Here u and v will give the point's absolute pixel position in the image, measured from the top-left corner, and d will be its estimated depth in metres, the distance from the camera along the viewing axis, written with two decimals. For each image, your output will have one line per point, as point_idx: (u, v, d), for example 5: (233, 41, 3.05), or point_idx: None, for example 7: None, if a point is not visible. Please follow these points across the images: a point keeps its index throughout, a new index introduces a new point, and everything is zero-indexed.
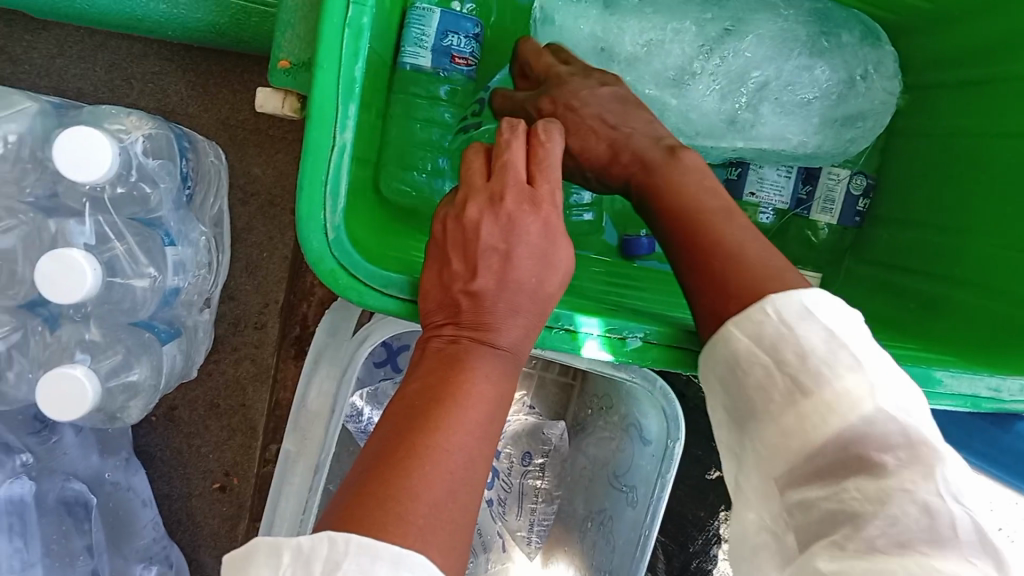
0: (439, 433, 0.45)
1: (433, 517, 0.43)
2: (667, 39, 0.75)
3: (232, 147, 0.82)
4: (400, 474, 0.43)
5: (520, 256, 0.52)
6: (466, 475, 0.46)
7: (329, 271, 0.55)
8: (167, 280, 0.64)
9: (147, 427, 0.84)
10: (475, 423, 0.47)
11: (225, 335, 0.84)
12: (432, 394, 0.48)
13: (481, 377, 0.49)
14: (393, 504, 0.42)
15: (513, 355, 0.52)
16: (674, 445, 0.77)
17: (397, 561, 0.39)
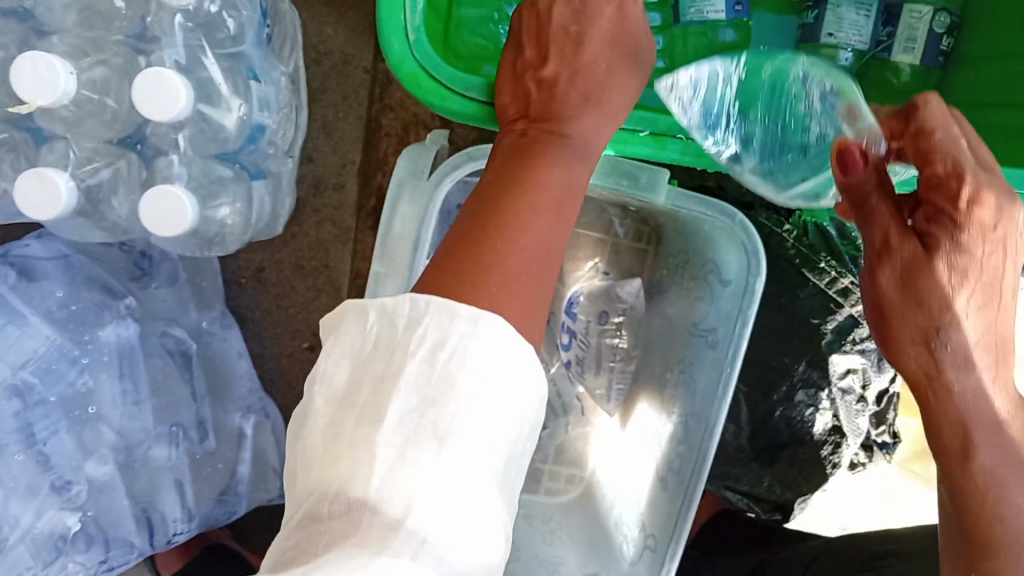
0: (516, 212, 0.46)
1: (508, 287, 0.43)
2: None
3: (305, 9, 0.82)
4: (475, 243, 0.44)
5: (592, 40, 0.54)
6: (541, 254, 0.46)
7: (411, 72, 0.56)
8: (253, 113, 0.66)
9: (238, 288, 0.88)
10: (552, 207, 0.48)
11: (307, 197, 0.86)
12: (514, 178, 0.49)
13: (558, 168, 0.50)
14: (476, 274, 0.43)
15: (585, 146, 0.52)
16: (756, 281, 0.77)
17: (475, 318, 0.40)
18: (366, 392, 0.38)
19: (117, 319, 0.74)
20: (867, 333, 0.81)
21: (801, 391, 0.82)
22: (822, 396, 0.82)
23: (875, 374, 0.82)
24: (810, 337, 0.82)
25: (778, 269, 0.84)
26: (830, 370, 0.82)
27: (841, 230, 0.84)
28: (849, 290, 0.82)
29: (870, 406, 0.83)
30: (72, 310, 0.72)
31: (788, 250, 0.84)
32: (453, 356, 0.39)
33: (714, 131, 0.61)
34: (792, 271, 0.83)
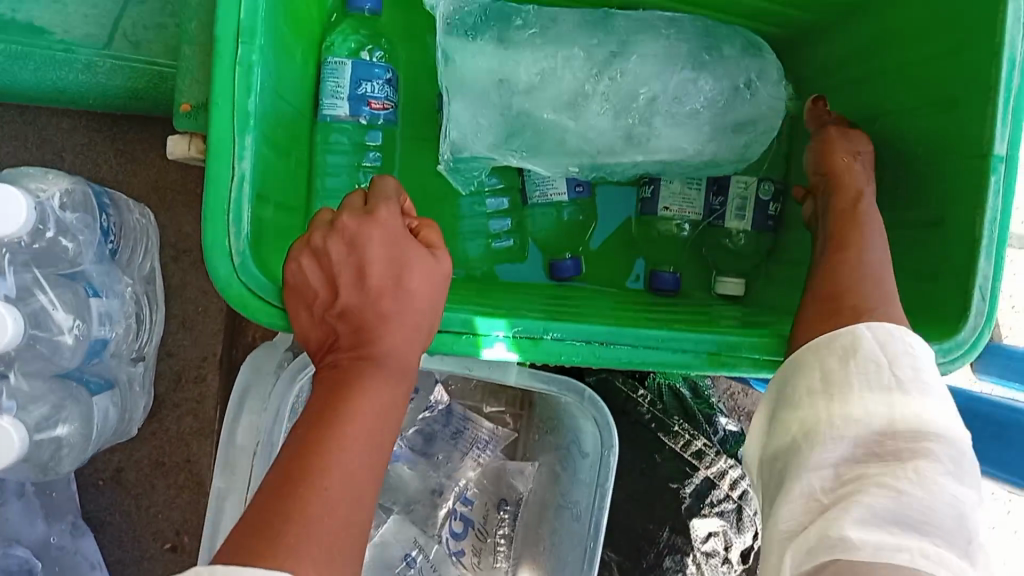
0: (324, 459, 0.47)
1: (306, 537, 0.44)
2: (556, 62, 0.79)
3: (164, 209, 0.84)
4: (280, 501, 0.46)
5: (409, 275, 0.55)
6: (351, 492, 0.48)
7: (238, 295, 0.57)
8: (92, 330, 0.66)
9: (94, 492, 0.85)
10: (355, 452, 0.49)
11: (167, 392, 0.85)
12: (318, 425, 0.49)
13: (371, 383, 0.51)
14: (276, 530, 0.44)
15: (398, 370, 0.53)
16: (609, 455, 0.78)
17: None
18: None
19: None
20: (725, 494, 0.84)
21: (668, 558, 0.82)
22: (686, 562, 0.82)
23: (736, 536, 0.83)
24: (671, 503, 0.83)
25: (636, 434, 0.87)
26: (693, 535, 0.82)
27: (693, 391, 0.90)
28: (703, 451, 0.85)
29: (735, 568, 0.83)
30: None
31: (644, 415, 0.87)
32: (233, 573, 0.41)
33: (542, 332, 0.62)
34: (651, 438, 0.86)
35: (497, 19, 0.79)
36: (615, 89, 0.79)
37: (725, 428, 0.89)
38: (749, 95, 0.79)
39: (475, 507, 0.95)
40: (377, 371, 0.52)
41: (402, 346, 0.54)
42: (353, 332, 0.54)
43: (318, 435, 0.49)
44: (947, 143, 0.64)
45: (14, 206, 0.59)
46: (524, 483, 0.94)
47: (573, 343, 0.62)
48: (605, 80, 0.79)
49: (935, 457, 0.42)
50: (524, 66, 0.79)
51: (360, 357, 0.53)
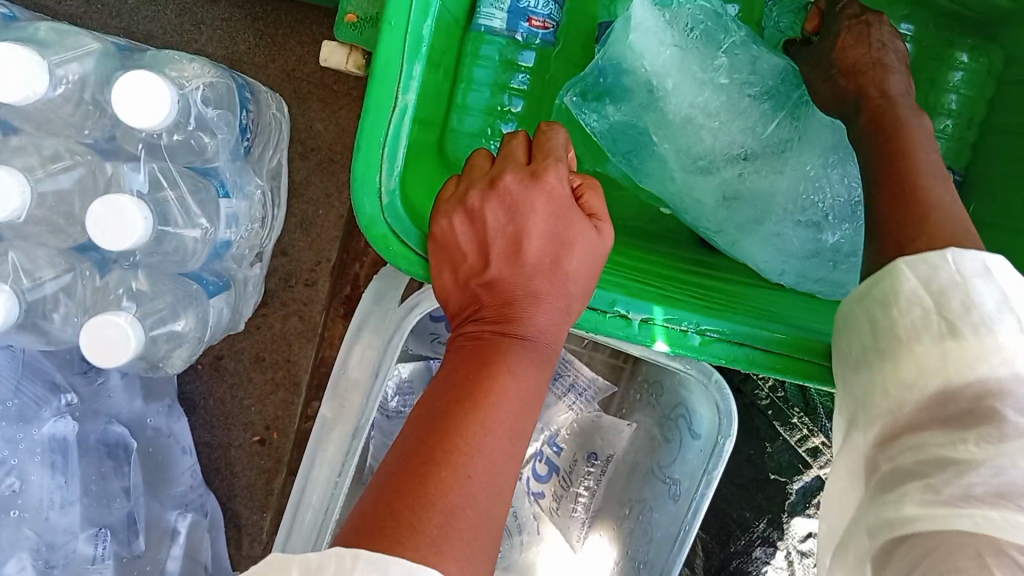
0: (466, 442, 0.43)
1: (448, 531, 0.41)
2: (715, 129, 0.70)
3: (296, 100, 0.79)
4: (415, 483, 0.42)
5: (571, 256, 0.50)
6: (488, 478, 0.44)
7: (381, 235, 0.53)
8: (219, 232, 0.63)
9: (192, 374, 0.85)
10: (500, 438, 0.45)
11: (276, 290, 0.83)
12: (457, 400, 0.45)
13: (517, 362, 0.47)
14: (420, 516, 0.41)
15: (544, 350, 0.49)
16: (724, 443, 0.74)
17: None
18: None
19: (56, 414, 0.71)
20: None
21: (759, 548, 0.81)
22: (779, 555, 0.80)
23: None
24: (774, 495, 0.80)
25: (750, 419, 0.82)
26: (790, 533, 0.80)
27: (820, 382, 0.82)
28: (818, 451, 0.81)
29: None
30: (9, 407, 0.69)
31: (762, 400, 0.81)
32: None
33: (694, 324, 0.57)
34: (764, 425, 0.81)
35: (699, 40, 0.69)
36: (747, 184, 0.70)
37: None
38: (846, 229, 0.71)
39: (563, 454, 0.92)
40: (523, 351, 0.48)
41: (549, 327, 0.49)
42: (501, 305, 0.49)
43: (461, 410, 0.45)
44: None
45: (158, 95, 0.54)
46: (620, 441, 0.91)
47: (725, 341, 0.57)
48: (746, 167, 0.70)
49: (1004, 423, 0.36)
50: (682, 93, 0.68)
51: (508, 333, 0.48)
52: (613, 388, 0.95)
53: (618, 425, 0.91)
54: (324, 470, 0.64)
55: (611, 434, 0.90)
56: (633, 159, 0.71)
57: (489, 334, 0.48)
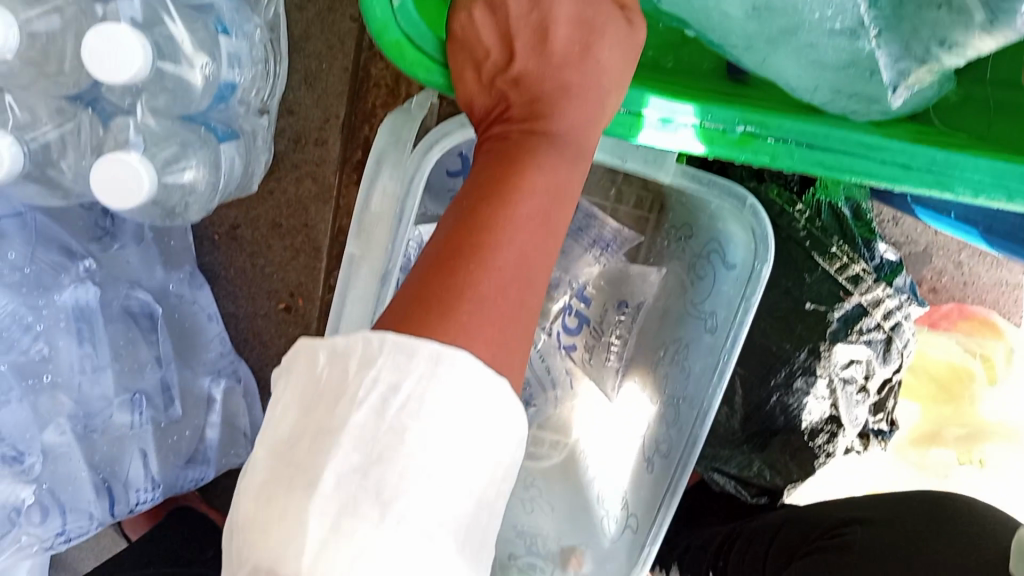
0: (496, 231, 0.41)
1: (477, 316, 0.39)
2: None
3: None
4: (442, 273, 0.40)
5: (603, 44, 0.47)
6: (520, 270, 0.41)
7: (393, 43, 0.49)
8: (222, 71, 0.60)
9: (210, 245, 0.83)
10: (533, 228, 0.42)
11: (286, 152, 0.80)
12: (487, 190, 0.43)
13: (546, 156, 0.45)
14: (451, 301, 0.39)
15: (575, 146, 0.46)
16: (761, 269, 0.72)
17: (437, 357, 0.36)
18: (326, 408, 0.36)
19: (76, 282, 0.69)
20: (876, 324, 0.77)
21: (800, 380, 0.79)
22: (821, 385, 0.78)
23: (879, 366, 0.79)
24: (815, 325, 0.78)
25: (787, 251, 0.79)
26: (833, 360, 0.78)
27: (855, 211, 0.80)
28: (860, 278, 0.78)
29: (870, 396, 0.80)
30: (27, 274, 0.67)
31: (798, 231, 0.79)
32: (409, 404, 0.36)
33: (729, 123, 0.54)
34: (803, 256, 0.78)
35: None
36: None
37: (882, 256, 0.80)
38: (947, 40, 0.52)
39: (592, 308, 0.90)
40: (553, 144, 0.45)
41: (582, 121, 0.47)
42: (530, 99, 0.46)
43: (490, 200, 0.43)
44: None
45: None
46: (649, 289, 0.89)
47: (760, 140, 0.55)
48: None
49: None
50: None
51: (538, 127, 0.46)
52: (638, 240, 0.90)
53: (646, 273, 0.89)
54: (354, 311, 0.63)
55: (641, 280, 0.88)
56: None
57: (517, 130, 0.46)
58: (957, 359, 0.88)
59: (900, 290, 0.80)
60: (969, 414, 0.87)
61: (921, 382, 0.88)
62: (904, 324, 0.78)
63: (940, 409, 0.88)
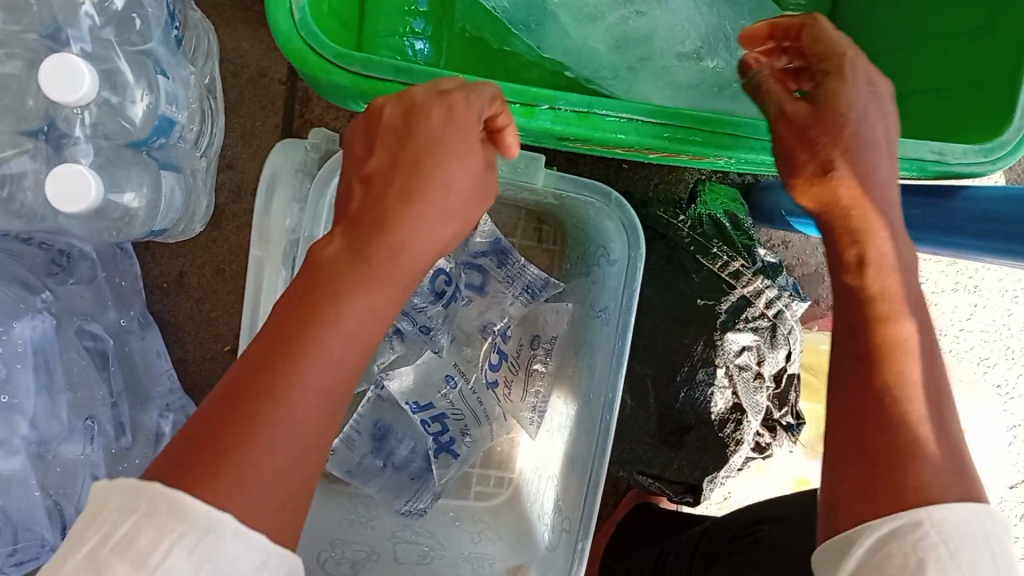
0: (308, 352, 0.42)
1: (281, 478, 0.40)
2: None
3: (222, 25, 0.88)
4: (241, 418, 0.40)
5: (459, 103, 0.51)
6: (330, 404, 0.43)
7: (297, 49, 0.61)
8: (162, 104, 0.71)
9: (159, 294, 0.90)
10: (350, 357, 0.44)
11: (226, 203, 0.90)
12: (319, 293, 0.44)
13: (359, 287, 0.44)
14: (233, 458, 0.39)
15: (405, 282, 0.48)
16: (636, 255, 0.83)
17: (182, 515, 0.37)
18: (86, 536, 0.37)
19: (34, 312, 0.76)
20: (760, 312, 0.87)
21: (702, 370, 0.86)
22: (721, 374, 0.85)
23: (769, 352, 0.86)
24: (706, 317, 0.86)
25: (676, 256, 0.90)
26: (726, 348, 0.85)
27: (733, 223, 0.93)
28: (740, 272, 0.88)
29: (766, 383, 0.87)
30: None
31: (684, 239, 0.90)
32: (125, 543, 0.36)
33: (587, 106, 0.65)
34: (687, 258, 0.89)
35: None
36: (630, 25, 0.84)
37: (764, 259, 0.91)
38: (738, 83, 0.85)
39: (511, 342, 0.98)
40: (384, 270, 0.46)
41: (422, 247, 0.48)
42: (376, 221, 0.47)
43: (333, 280, 0.44)
44: None
45: None
46: (558, 322, 0.97)
47: (617, 119, 0.66)
48: (628, 13, 0.84)
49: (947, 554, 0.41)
50: None
51: (360, 254, 0.46)
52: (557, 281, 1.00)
53: (556, 308, 0.97)
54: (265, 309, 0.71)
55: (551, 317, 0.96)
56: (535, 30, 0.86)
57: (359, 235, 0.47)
58: None
59: (782, 285, 0.90)
60: None
61: (820, 379, 0.97)
62: (785, 311, 0.87)
63: None
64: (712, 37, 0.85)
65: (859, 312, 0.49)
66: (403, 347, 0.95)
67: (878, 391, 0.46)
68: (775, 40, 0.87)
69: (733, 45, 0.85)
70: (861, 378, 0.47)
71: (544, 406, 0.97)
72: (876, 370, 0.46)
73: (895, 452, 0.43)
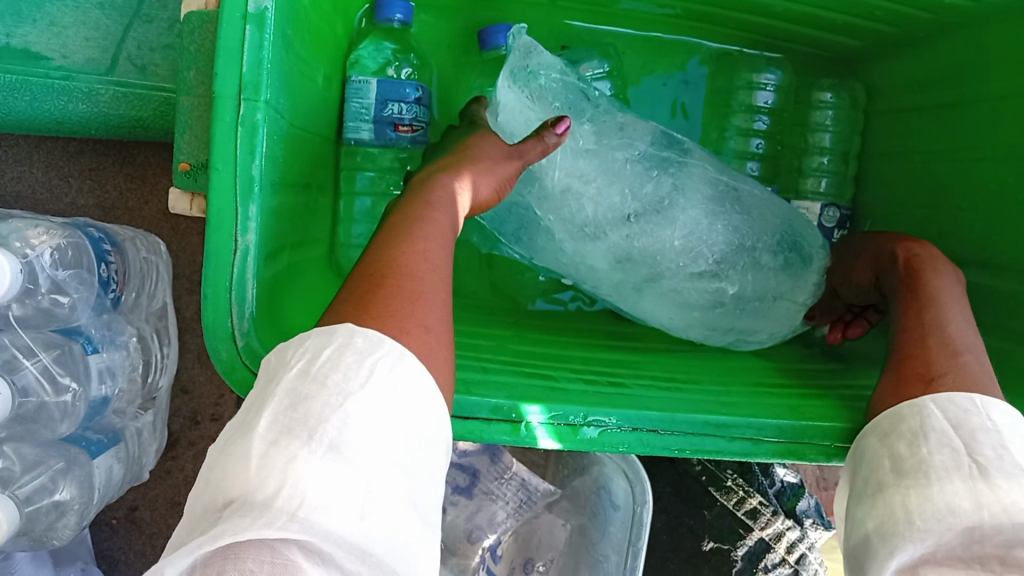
0: (423, 229, 0.46)
1: (414, 308, 0.40)
2: (594, 196, 0.71)
3: (176, 238, 0.78)
4: (388, 253, 0.43)
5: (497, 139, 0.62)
6: (434, 276, 0.43)
7: (244, 379, 0.51)
8: (91, 391, 0.62)
9: (107, 530, 0.81)
10: (442, 259, 0.45)
11: (182, 430, 0.81)
12: (415, 212, 0.48)
13: (446, 193, 0.52)
14: (382, 284, 0.41)
15: (470, 175, 0.55)
16: (642, 511, 0.74)
17: (353, 333, 0.37)
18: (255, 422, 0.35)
19: None
20: (780, 558, 0.79)
21: None
22: None
23: None
24: (721, 564, 0.78)
25: (686, 486, 0.80)
26: None
27: None
28: (757, 510, 0.79)
29: None
30: None
31: (694, 467, 0.80)
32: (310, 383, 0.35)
33: (583, 417, 0.55)
34: (700, 492, 0.80)
35: (564, 110, 0.72)
36: (635, 246, 0.72)
37: (782, 480, 0.82)
38: (759, 305, 0.74)
39: (501, 564, 0.88)
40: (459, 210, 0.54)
41: (496, 177, 0.58)
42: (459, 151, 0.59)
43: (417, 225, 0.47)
44: (1014, 195, 0.66)
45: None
46: (555, 542, 0.89)
47: (621, 430, 0.56)
48: (632, 231, 0.71)
49: (940, 463, 0.41)
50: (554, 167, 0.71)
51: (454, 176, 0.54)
52: (556, 492, 0.91)
53: (552, 525, 0.89)
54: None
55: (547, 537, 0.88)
56: (520, 234, 0.76)
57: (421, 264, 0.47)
58: None
59: (803, 514, 0.81)
60: None
61: None
62: (808, 554, 0.79)
63: None
64: (730, 256, 0.73)
65: (915, 319, 0.54)
66: None
67: (925, 385, 0.47)
68: (802, 244, 0.75)
69: (753, 264, 0.73)
70: (892, 355, 0.52)
71: None
72: (925, 333, 0.52)
73: (919, 375, 0.48)
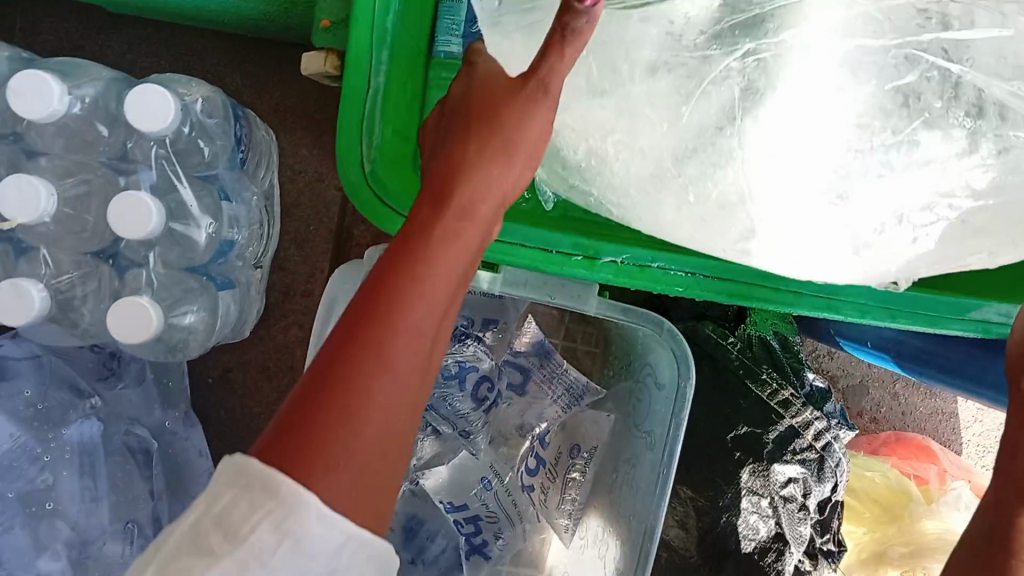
0: (405, 299, 0.41)
1: (379, 417, 0.38)
2: (633, 56, 0.55)
3: (282, 131, 0.89)
4: (364, 333, 0.40)
5: (504, 118, 0.51)
6: (409, 374, 0.41)
7: (366, 200, 0.62)
8: (222, 231, 0.71)
9: (205, 388, 0.91)
10: (429, 330, 0.42)
11: (276, 304, 0.91)
12: (395, 280, 0.42)
13: (484, 170, 0.50)
14: (368, 335, 0.40)
15: (501, 155, 0.50)
16: (684, 386, 0.81)
17: (289, 489, 0.34)
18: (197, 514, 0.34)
19: (82, 416, 0.78)
20: (807, 444, 0.86)
21: (745, 498, 0.85)
22: (763, 502, 0.85)
23: (815, 484, 0.85)
24: (752, 444, 0.85)
25: (724, 378, 0.89)
26: (771, 478, 0.85)
27: (783, 344, 0.92)
28: (788, 400, 0.87)
29: (811, 515, 0.85)
30: (39, 408, 0.77)
31: (732, 360, 0.89)
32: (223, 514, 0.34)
33: (650, 260, 0.65)
34: (737, 382, 0.88)
35: None
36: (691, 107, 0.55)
37: (812, 383, 0.91)
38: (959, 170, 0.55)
39: (549, 449, 0.97)
40: (494, 201, 0.50)
41: (530, 141, 0.51)
42: (479, 118, 0.51)
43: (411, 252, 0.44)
44: None
45: (162, 102, 0.63)
46: (600, 433, 0.97)
47: (678, 271, 0.66)
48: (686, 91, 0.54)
49: None
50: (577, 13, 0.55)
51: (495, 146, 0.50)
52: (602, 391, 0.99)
53: (597, 418, 0.97)
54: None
55: (591, 426, 0.96)
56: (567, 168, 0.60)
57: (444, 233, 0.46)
58: (894, 482, 0.95)
59: (829, 414, 0.90)
60: (918, 533, 0.92)
61: (863, 504, 0.94)
62: (833, 443, 0.86)
63: (883, 530, 0.93)
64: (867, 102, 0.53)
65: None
66: (438, 446, 0.96)
67: None
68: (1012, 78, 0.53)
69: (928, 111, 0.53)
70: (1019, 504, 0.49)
71: (577, 517, 0.96)
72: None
73: None
